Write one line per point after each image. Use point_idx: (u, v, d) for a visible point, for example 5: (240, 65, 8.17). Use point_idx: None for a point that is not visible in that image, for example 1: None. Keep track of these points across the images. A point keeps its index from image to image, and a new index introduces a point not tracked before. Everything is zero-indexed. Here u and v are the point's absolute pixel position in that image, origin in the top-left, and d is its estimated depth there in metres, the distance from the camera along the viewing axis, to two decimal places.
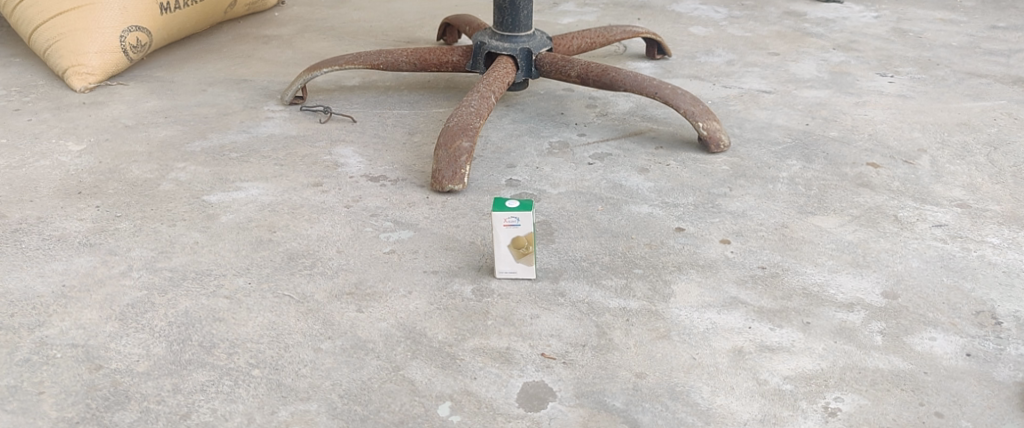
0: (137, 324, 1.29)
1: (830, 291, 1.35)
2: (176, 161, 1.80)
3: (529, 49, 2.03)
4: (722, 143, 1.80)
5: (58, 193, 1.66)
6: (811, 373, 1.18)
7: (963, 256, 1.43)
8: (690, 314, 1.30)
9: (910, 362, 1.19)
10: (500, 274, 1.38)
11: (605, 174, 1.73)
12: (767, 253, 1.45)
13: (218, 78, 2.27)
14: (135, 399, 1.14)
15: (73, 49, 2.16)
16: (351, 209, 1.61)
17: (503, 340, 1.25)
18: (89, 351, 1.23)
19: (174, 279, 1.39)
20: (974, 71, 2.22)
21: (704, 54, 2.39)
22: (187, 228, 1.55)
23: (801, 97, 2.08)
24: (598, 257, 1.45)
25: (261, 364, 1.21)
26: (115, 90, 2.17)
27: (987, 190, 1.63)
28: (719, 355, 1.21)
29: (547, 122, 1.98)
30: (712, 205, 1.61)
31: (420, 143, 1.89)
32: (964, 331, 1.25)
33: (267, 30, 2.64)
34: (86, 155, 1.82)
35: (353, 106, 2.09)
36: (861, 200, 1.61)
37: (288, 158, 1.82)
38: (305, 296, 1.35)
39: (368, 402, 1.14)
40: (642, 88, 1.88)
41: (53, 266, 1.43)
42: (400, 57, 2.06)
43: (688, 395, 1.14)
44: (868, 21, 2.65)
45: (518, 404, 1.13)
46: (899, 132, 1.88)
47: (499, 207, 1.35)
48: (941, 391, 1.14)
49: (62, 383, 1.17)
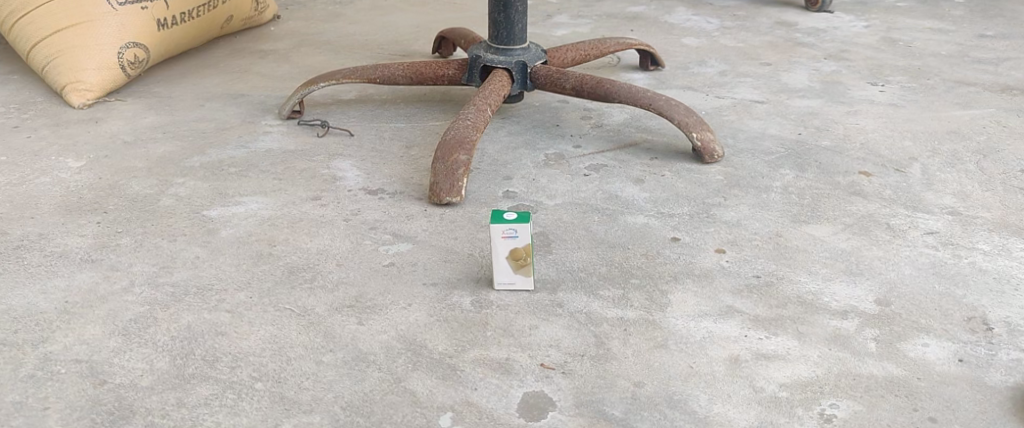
0: (141, 339, 1.30)
1: (824, 299, 1.37)
2: (175, 176, 1.82)
3: (524, 62, 2.05)
4: (716, 153, 1.83)
5: (59, 210, 1.67)
6: (806, 380, 1.19)
7: (954, 262, 1.45)
8: (687, 323, 1.32)
9: (904, 368, 1.21)
10: (499, 285, 1.40)
11: (601, 185, 1.75)
12: (762, 262, 1.47)
13: (216, 92, 2.29)
14: (140, 413, 1.16)
15: (71, 67, 2.18)
16: (350, 223, 1.63)
17: (503, 351, 1.27)
18: (93, 366, 1.24)
19: (176, 294, 1.41)
20: (963, 79, 2.25)
21: (697, 65, 2.41)
22: (188, 243, 1.56)
23: (794, 107, 2.10)
24: (595, 268, 1.47)
25: (264, 377, 1.22)
26: (113, 107, 2.18)
27: (978, 197, 1.66)
28: (716, 363, 1.23)
29: (543, 134, 2.00)
30: (707, 215, 1.63)
31: (417, 156, 1.91)
32: (956, 337, 1.27)
33: (264, 45, 2.67)
34: (87, 172, 1.84)
35: (351, 120, 2.11)
36: (854, 208, 1.64)
37: (287, 172, 1.84)
38: (306, 309, 1.37)
39: (371, 413, 1.15)
40: (636, 99, 1.91)
41: (56, 283, 1.44)
42: (397, 71, 2.08)
43: (686, 404, 1.16)
44: (858, 30, 2.68)
45: (518, 414, 1.15)
46: (890, 141, 1.90)
47: (498, 220, 1.37)
48: (935, 397, 1.16)
49: (68, 399, 1.18)
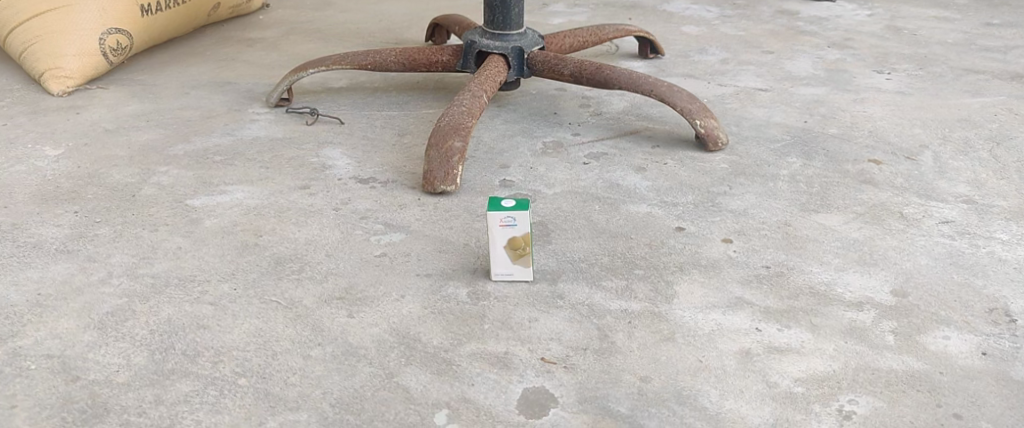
0: (118, 333, 1.23)
1: (837, 290, 1.30)
2: (158, 165, 1.74)
3: (521, 47, 1.98)
4: (721, 141, 1.76)
5: (35, 200, 1.60)
6: (823, 375, 1.13)
7: (972, 252, 1.39)
8: (695, 315, 1.25)
9: (926, 362, 1.15)
10: (497, 276, 1.33)
11: (601, 174, 1.69)
12: (771, 252, 1.41)
13: (202, 81, 2.21)
14: (115, 411, 1.08)
15: (50, 52, 2.10)
16: (340, 212, 1.55)
17: (502, 344, 1.20)
18: (65, 362, 1.17)
19: (156, 286, 1.34)
20: (971, 67, 2.19)
21: (697, 53, 2.35)
22: (170, 232, 1.49)
23: (799, 95, 2.04)
24: (596, 258, 1.40)
25: (248, 373, 1.15)
26: (94, 94, 2.10)
27: (993, 185, 1.60)
28: (726, 357, 1.17)
29: (540, 122, 1.94)
30: (713, 204, 1.57)
31: (410, 145, 1.84)
32: (978, 329, 1.21)
33: (252, 33, 2.59)
34: (64, 160, 1.76)
35: (341, 108, 2.04)
36: (865, 197, 1.57)
37: (274, 160, 1.76)
38: (293, 301, 1.30)
39: (362, 411, 1.08)
40: (636, 85, 1.84)
41: (28, 274, 1.37)
42: (389, 57, 2.01)
43: (696, 400, 1.09)
44: (862, 19, 2.62)
45: (518, 411, 1.08)
46: (899, 128, 1.84)
47: (495, 207, 1.30)
48: (959, 392, 1.09)
49: (37, 397, 1.10)
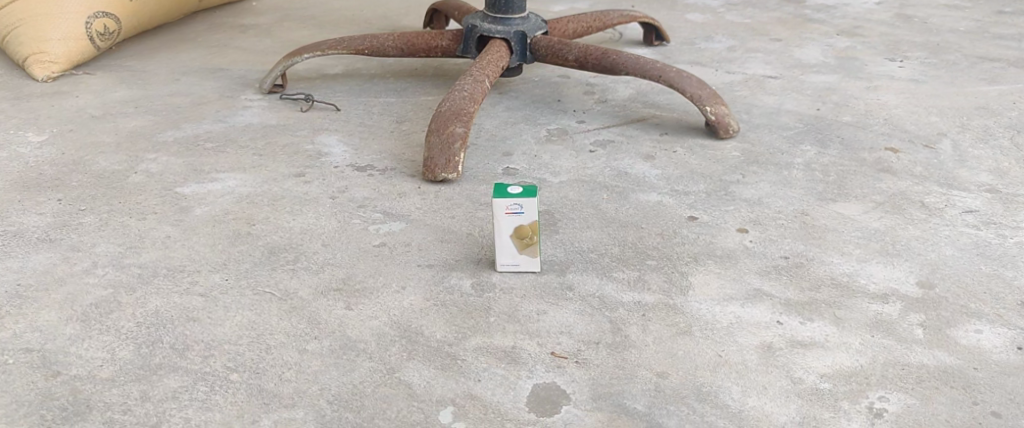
0: (102, 326, 1.16)
1: (860, 282, 1.24)
2: (146, 152, 1.67)
3: (523, 32, 1.91)
4: (732, 128, 1.70)
5: (16, 187, 1.53)
6: (850, 370, 1.07)
7: (1000, 242, 1.33)
8: (711, 308, 1.19)
9: (958, 357, 1.09)
10: (502, 267, 1.27)
11: (608, 162, 1.62)
12: (789, 242, 1.35)
13: (193, 67, 2.14)
14: (98, 408, 1.02)
15: (34, 36, 2.03)
16: (337, 201, 1.48)
17: (509, 338, 1.13)
18: (45, 357, 1.10)
19: (144, 276, 1.27)
20: (985, 55, 2.13)
21: (703, 40, 2.28)
22: (158, 221, 1.42)
23: (810, 82, 1.98)
24: (606, 248, 1.33)
25: (240, 368, 1.08)
26: (80, 79, 2.03)
27: (1015, 174, 1.54)
28: (747, 352, 1.10)
29: (544, 109, 1.87)
30: (725, 193, 1.50)
31: (409, 132, 1.77)
32: (1012, 323, 1.15)
33: (245, 19, 2.52)
34: (48, 147, 1.69)
35: (337, 94, 1.97)
36: (883, 186, 1.51)
37: (268, 147, 1.70)
38: (288, 293, 1.23)
39: (361, 408, 1.02)
40: (644, 71, 1.78)
41: (7, 264, 1.29)
42: (387, 41, 1.93)
43: (717, 396, 1.03)
44: (870, 7, 2.55)
45: (528, 409, 1.01)
46: (915, 116, 1.78)
47: (501, 194, 1.23)
48: (995, 389, 1.03)
49: (15, 393, 1.03)
